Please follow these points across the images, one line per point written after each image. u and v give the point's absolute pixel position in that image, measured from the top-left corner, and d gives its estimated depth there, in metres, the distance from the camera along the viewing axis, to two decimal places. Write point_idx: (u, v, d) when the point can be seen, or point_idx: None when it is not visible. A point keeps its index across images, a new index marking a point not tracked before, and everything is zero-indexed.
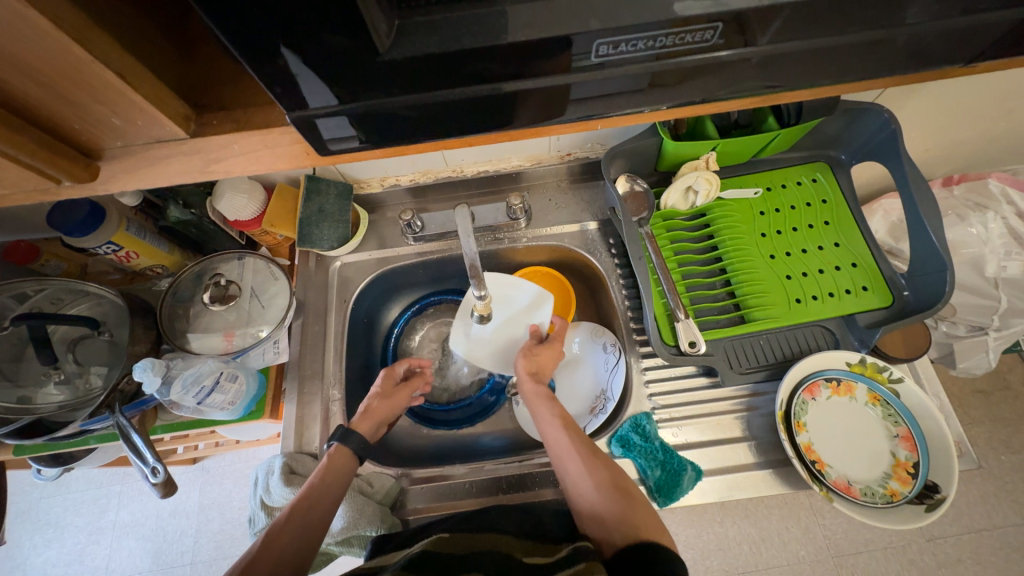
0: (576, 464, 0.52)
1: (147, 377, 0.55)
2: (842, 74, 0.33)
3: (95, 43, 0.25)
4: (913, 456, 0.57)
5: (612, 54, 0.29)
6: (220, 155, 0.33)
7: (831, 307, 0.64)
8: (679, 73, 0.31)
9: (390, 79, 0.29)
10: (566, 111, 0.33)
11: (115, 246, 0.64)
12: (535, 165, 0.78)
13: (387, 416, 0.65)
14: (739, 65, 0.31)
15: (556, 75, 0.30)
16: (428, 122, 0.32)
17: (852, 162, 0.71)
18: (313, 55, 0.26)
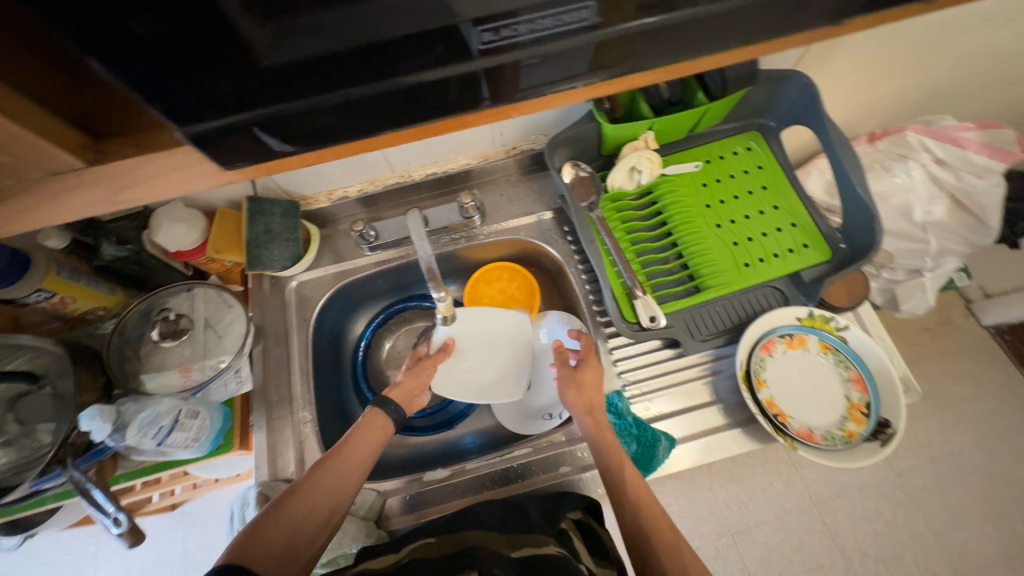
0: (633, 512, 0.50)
1: (95, 425, 0.53)
2: (739, 38, 0.35)
3: None
4: (865, 397, 0.60)
5: (496, 40, 0.30)
6: (127, 182, 0.32)
7: (776, 267, 0.67)
8: (575, 51, 0.32)
9: (282, 84, 0.29)
10: (475, 100, 0.34)
11: (47, 293, 0.61)
12: (482, 161, 0.78)
13: (418, 390, 0.67)
14: (633, 38, 0.32)
15: (453, 65, 0.31)
16: (341, 123, 0.33)
17: (780, 128, 0.74)
18: (202, 66, 0.26)
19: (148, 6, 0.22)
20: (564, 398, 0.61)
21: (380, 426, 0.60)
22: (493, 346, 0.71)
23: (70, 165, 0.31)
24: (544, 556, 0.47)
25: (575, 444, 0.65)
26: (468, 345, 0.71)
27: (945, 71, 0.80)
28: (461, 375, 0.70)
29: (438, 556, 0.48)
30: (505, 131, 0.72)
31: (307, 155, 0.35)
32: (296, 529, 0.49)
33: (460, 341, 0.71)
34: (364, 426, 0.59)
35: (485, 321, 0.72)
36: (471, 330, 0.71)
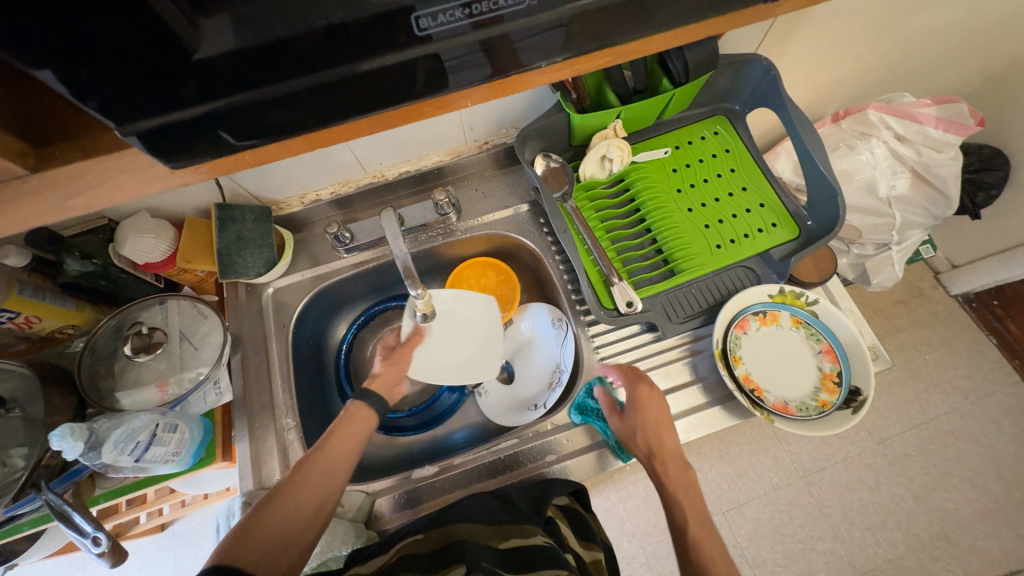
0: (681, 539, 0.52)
1: (67, 444, 0.51)
2: (686, 19, 0.36)
3: None
4: (836, 367, 0.62)
5: (434, 26, 0.30)
6: (76, 188, 0.31)
7: (747, 247, 0.69)
8: (521, 35, 0.33)
9: (218, 77, 0.28)
10: (427, 90, 0.34)
11: (9, 313, 0.59)
12: (455, 157, 0.78)
13: (398, 379, 0.65)
14: (581, 22, 0.33)
15: (398, 53, 0.31)
16: (290, 117, 0.32)
17: (745, 111, 0.76)
18: (134, 62, 0.26)
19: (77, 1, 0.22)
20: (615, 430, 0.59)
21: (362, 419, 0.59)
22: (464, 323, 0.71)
23: (14, 172, 0.30)
24: (536, 548, 0.49)
25: (561, 430, 0.65)
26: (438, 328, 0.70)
27: (900, 49, 0.83)
28: (439, 359, 0.69)
29: (428, 552, 0.48)
30: (475, 125, 0.72)
31: (262, 150, 0.35)
32: (286, 523, 0.49)
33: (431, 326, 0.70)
34: (354, 418, 0.58)
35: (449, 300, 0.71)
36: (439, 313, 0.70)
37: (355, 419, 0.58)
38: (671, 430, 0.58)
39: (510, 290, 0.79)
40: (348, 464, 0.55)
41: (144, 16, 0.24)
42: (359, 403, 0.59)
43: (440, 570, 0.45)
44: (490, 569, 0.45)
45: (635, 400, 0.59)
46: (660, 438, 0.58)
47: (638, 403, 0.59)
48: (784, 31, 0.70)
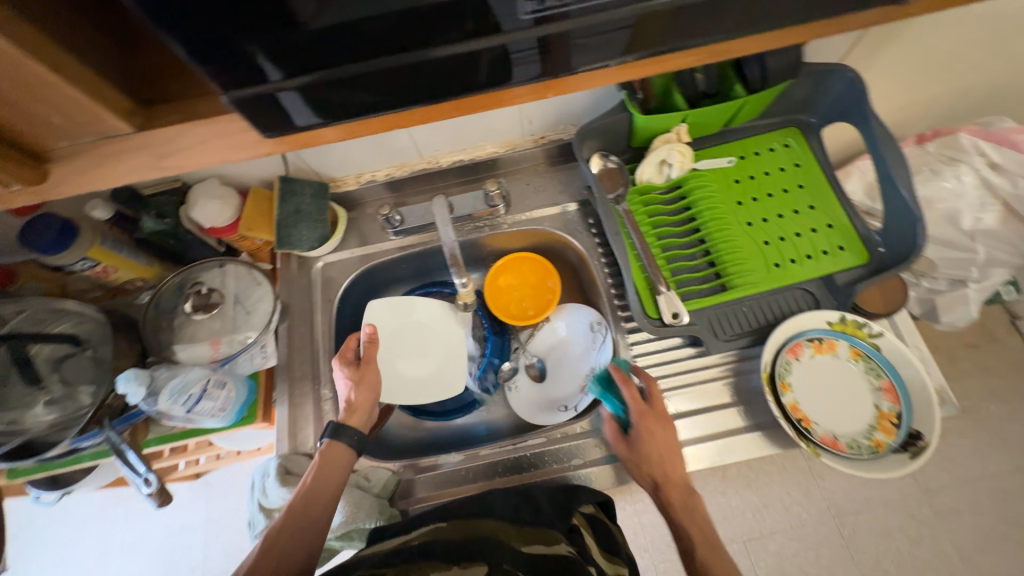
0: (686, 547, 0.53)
1: (131, 388, 0.55)
2: (783, 18, 0.34)
3: (25, 37, 0.25)
4: (896, 407, 0.58)
5: (540, 10, 0.29)
6: (169, 149, 0.33)
7: (809, 269, 0.65)
8: (617, 28, 0.32)
9: (321, 49, 0.29)
10: (510, 76, 0.34)
11: (91, 262, 0.64)
12: (510, 150, 0.78)
13: (371, 399, 0.62)
14: (678, 16, 0.32)
15: (492, 37, 0.31)
16: (372, 95, 0.33)
17: (822, 125, 0.72)
18: (249, 30, 0.26)
19: None
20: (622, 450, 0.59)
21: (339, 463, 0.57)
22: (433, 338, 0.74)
23: (122, 130, 0.32)
24: (557, 557, 0.47)
25: (589, 436, 0.65)
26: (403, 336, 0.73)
27: (1007, 68, 0.75)
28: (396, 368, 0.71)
29: (450, 539, 0.48)
30: (534, 119, 0.72)
31: (341, 127, 0.35)
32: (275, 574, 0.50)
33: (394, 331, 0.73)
34: (324, 459, 0.56)
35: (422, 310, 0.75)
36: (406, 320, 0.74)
37: (324, 460, 0.56)
38: (676, 454, 0.57)
39: (556, 280, 0.77)
40: (329, 500, 0.55)
41: None
42: (327, 443, 0.57)
43: (460, 563, 0.45)
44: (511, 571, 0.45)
45: (646, 428, 0.58)
46: (666, 464, 0.56)
47: (648, 431, 0.58)
48: (877, 41, 0.65)
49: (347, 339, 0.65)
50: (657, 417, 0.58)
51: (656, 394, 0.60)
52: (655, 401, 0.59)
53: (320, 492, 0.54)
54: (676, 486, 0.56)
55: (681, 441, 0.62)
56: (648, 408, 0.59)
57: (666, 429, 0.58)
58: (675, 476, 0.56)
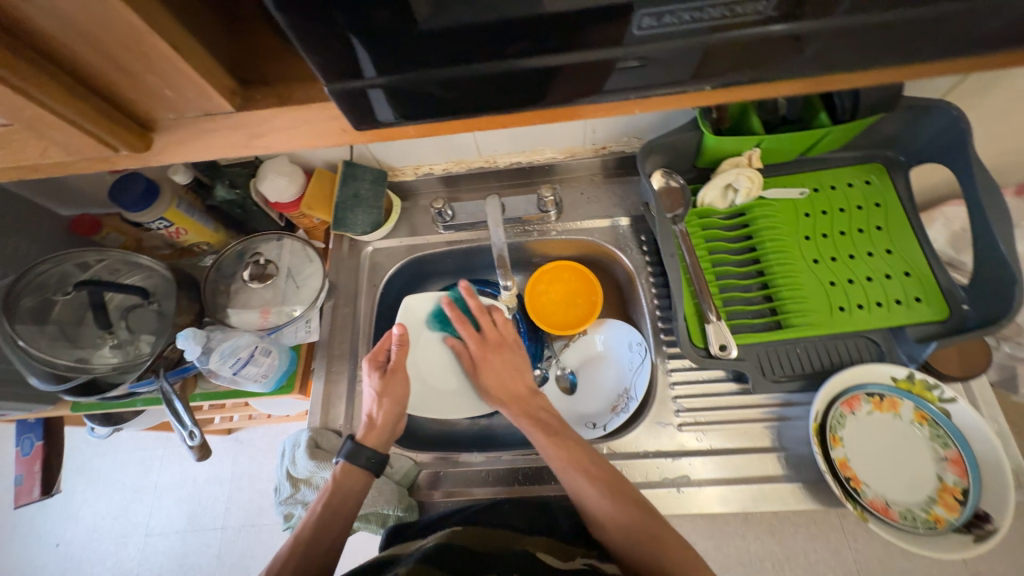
0: (569, 472, 0.54)
1: (189, 346, 0.60)
2: (897, 54, 0.32)
3: (153, 15, 0.27)
4: (962, 482, 0.53)
5: (654, 27, 0.29)
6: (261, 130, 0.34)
7: (878, 318, 0.60)
8: (720, 51, 0.31)
9: (424, 49, 0.29)
10: (601, 90, 0.33)
11: (167, 222, 0.69)
12: (568, 157, 0.77)
13: (397, 416, 0.62)
14: (787, 42, 0.31)
15: (592, 50, 0.30)
16: (458, 98, 0.33)
17: (911, 164, 0.66)
18: (363, 24, 0.27)
19: None
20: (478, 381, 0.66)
21: (356, 479, 0.58)
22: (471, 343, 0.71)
23: (222, 109, 0.33)
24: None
25: (616, 458, 0.63)
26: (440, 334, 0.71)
27: None
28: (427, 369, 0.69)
29: (465, 543, 0.48)
30: (598, 128, 0.71)
31: (419, 126, 0.36)
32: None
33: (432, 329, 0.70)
34: (339, 480, 0.57)
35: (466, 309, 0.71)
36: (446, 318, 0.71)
37: (340, 482, 0.57)
38: (518, 372, 0.66)
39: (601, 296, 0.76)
40: (345, 522, 0.56)
41: None
42: (343, 464, 0.57)
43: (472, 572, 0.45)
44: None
45: (474, 355, 0.66)
46: (506, 386, 0.65)
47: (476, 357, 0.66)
48: (989, 80, 0.60)
49: (375, 347, 0.64)
50: (486, 346, 0.67)
51: (502, 324, 0.69)
52: (489, 330, 0.68)
53: (335, 513, 0.55)
54: (562, 432, 0.58)
55: (713, 479, 0.60)
56: (501, 336, 0.68)
57: (512, 353, 0.67)
58: (539, 412, 0.62)
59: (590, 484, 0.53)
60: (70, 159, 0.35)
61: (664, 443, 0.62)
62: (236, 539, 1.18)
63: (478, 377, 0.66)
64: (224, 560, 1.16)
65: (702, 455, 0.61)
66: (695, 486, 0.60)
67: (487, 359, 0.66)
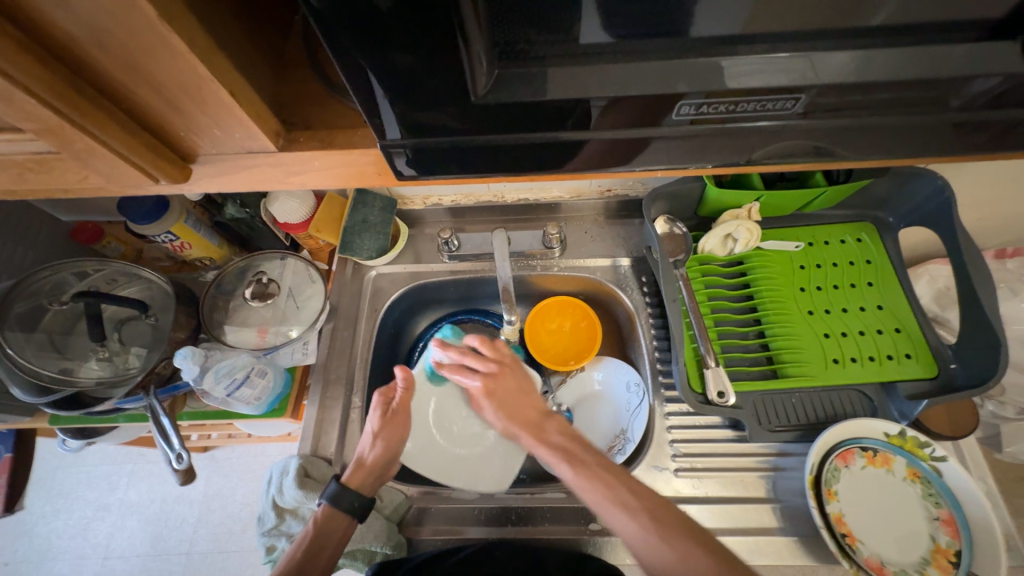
0: (606, 504, 0.50)
1: (186, 364, 0.59)
2: (888, 148, 0.35)
3: (219, 65, 0.28)
4: (955, 543, 0.53)
5: (693, 115, 0.31)
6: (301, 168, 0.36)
7: (870, 372, 0.61)
8: (734, 130, 0.33)
9: (471, 114, 0.31)
10: (631, 160, 0.36)
11: (173, 236, 0.69)
12: (574, 197, 0.79)
13: (392, 461, 0.60)
14: (796, 127, 0.33)
15: (626, 128, 0.33)
16: (483, 154, 0.35)
17: (900, 225, 0.69)
18: (419, 89, 0.29)
19: (403, 41, 0.26)
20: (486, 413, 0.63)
21: (335, 525, 0.55)
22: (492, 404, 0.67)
23: (264, 148, 0.34)
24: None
25: None
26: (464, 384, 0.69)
27: None
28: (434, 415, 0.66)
29: None
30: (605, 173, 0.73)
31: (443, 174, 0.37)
32: None
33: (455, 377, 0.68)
34: (321, 524, 0.54)
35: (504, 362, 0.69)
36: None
37: (321, 527, 0.54)
38: (529, 397, 0.63)
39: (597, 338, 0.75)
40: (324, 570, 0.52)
41: (441, 56, 0.27)
42: (325, 507, 0.55)
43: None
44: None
45: (481, 393, 0.63)
46: (520, 415, 0.61)
47: (483, 391, 0.63)
48: None
49: (377, 390, 0.63)
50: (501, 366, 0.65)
51: (492, 347, 0.66)
52: (486, 361, 0.65)
53: (310, 559, 0.52)
54: (585, 462, 0.53)
55: (708, 529, 0.59)
56: (500, 360, 0.65)
57: (514, 376, 0.64)
58: (557, 440, 0.57)
59: (627, 518, 0.48)
60: (104, 183, 0.36)
61: (660, 488, 0.62)
62: (200, 566, 1.12)
63: (489, 407, 0.63)
64: None
65: (697, 503, 0.60)
66: None
67: (502, 390, 0.63)
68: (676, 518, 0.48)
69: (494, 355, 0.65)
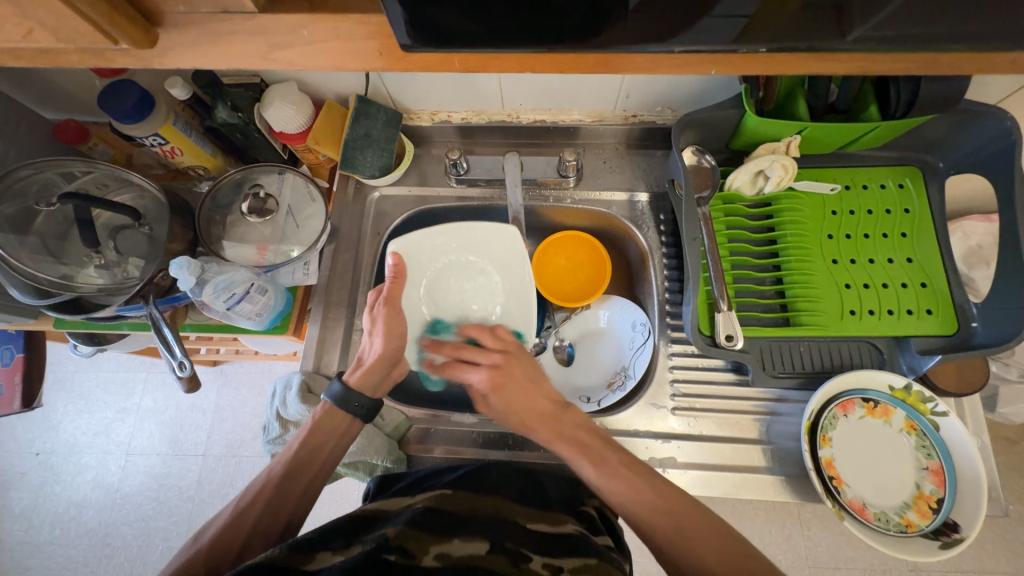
0: (652, 513, 0.49)
1: (181, 275, 0.57)
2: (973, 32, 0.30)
3: None
4: (939, 492, 0.54)
5: None
6: (290, 40, 0.32)
7: (886, 325, 0.59)
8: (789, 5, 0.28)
9: None
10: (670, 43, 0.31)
11: (161, 139, 0.63)
12: (596, 121, 0.73)
13: (397, 355, 0.59)
14: None
15: None
16: (492, 26, 0.30)
17: (948, 172, 0.64)
18: None
19: None
20: (490, 405, 0.57)
21: (335, 422, 0.56)
22: (480, 280, 0.68)
23: (244, 8, 0.32)
24: (562, 535, 0.49)
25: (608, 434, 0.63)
26: (450, 267, 0.68)
27: None
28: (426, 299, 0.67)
29: (454, 511, 0.49)
30: (632, 94, 0.66)
31: (449, 55, 0.33)
32: (268, 510, 0.51)
33: (438, 261, 0.67)
34: (321, 420, 0.56)
35: (473, 237, 0.67)
36: (447, 247, 0.67)
37: (321, 423, 0.56)
38: (545, 389, 0.57)
39: (596, 254, 0.75)
40: (327, 461, 0.56)
41: None
42: (329, 404, 0.56)
43: (461, 537, 0.46)
44: (515, 548, 0.46)
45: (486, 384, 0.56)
46: (530, 407, 0.56)
47: (490, 384, 0.57)
48: None
49: (369, 291, 0.59)
50: (505, 352, 0.60)
51: (497, 336, 0.62)
52: (484, 353, 0.59)
53: (316, 452, 0.55)
54: (608, 461, 0.52)
55: (698, 463, 0.60)
56: (504, 350, 0.60)
57: (521, 365, 0.59)
58: (574, 433, 0.55)
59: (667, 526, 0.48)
60: (61, 46, 0.32)
61: (655, 424, 0.63)
62: (216, 467, 1.20)
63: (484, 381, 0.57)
64: (204, 485, 1.18)
65: (690, 440, 0.62)
66: (679, 468, 0.61)
67: (512, 387, 0.57)
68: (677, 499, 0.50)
69: (498, 345, 0.61)
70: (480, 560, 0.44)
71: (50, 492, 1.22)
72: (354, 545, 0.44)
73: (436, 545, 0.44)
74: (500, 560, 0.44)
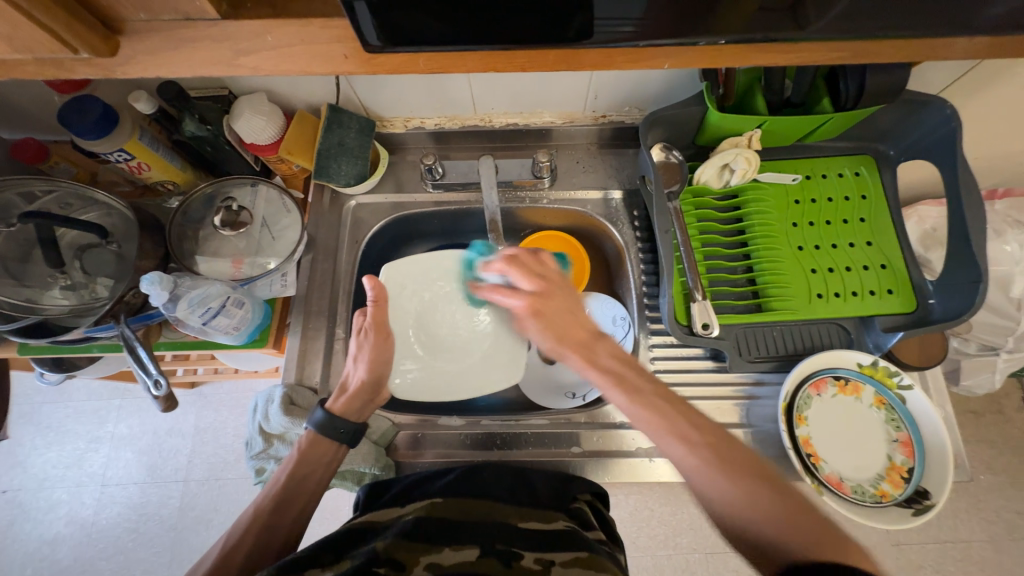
0: (705, 470, 0.45)
1: (153, 291, 0.55)
2: (892, 18, 0.33)
3: None
4: (909, 462, 0.57)
5: None
6: (255, 45, 0.33)
7: (851, 307, 0.62)
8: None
9: None
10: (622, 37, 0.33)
11: (127, 155, 0.62)
12: (567, 123, 0.74)
13: (379, 383, 0.59)
14: None
15: None
16: (450, 25, 0.31)
17: (899, 159, 0.67)
18: None
19: None
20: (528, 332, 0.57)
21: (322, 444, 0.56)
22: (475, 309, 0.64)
23: (206, 15, 0.32)
24: (551, 531, 0.49)
25: (596, 428, 0.64)
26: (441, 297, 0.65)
27: None
28: (418, 332, 0.63)
29: (444, 516, 0.49)
30: (601, 95, 0.68)
31: (412, 53, 0.34)
32: (259, 542, 0.50)
33: (427, 292, 0.64)
34: (305, 451, 0.55)
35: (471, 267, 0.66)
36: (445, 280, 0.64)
37: (307, 452, 0.55)
38: (581, 312, 0.56)
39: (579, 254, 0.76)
40: (316, 491, 0.54)
41: None
42: (311, 432, 0.55)
43: (451, 544, 0.45)
44: (505, 549, 0.46)
45: (526, 309, 0.56)
46: (566, 335, 0.55)
47: (529, 309, 0.56)
48: (978, 81, 0.61)
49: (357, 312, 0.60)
50: (547, 280, 0.56)
51: (546, 266, 0.58)
52: (529, 278, 0.56)
53: (303, 481, 0.54)
54: (642, 391, 0.50)
55: None
56: (546, 278, 0.57)
57: (562, 296, 0.56)
58: (607, 363, 0.53)
59: (726, 482, 0.44)
60: (18, 57, 0.32)
61: None
62: (198, 493, 1.16)
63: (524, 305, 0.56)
64: (186, 512, 1.14)
65: None
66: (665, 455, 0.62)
67: (547, 304, 0.56)
68: (711, 430, 0.47)
69: (541, 271, 0.57)
70: (470, 565, 0.43)
71: (19, 531, 1.15)
72: (343, 560, 0.43)
73: (424, 555, 0.44)
74: (490, 563, 0.44)
